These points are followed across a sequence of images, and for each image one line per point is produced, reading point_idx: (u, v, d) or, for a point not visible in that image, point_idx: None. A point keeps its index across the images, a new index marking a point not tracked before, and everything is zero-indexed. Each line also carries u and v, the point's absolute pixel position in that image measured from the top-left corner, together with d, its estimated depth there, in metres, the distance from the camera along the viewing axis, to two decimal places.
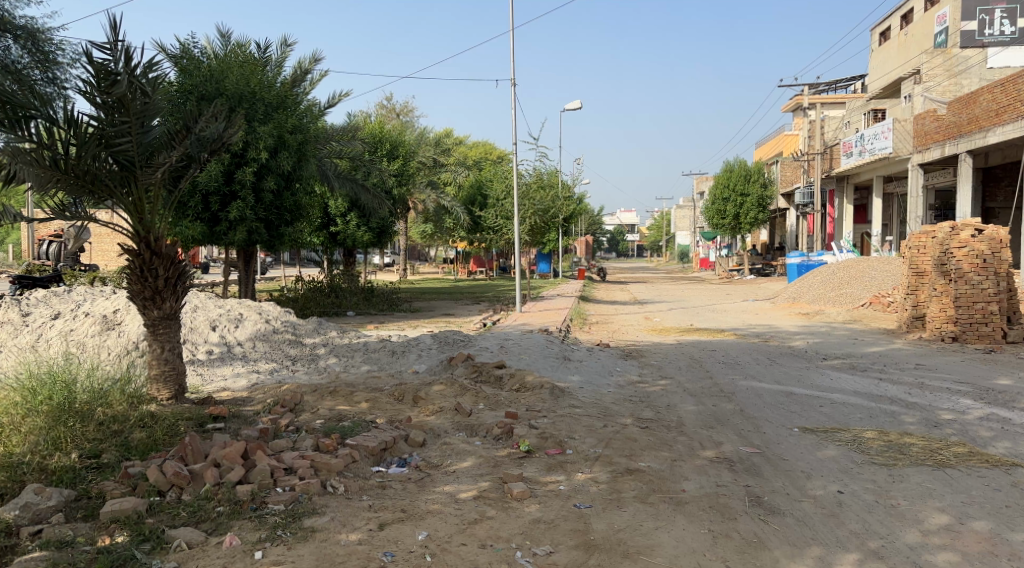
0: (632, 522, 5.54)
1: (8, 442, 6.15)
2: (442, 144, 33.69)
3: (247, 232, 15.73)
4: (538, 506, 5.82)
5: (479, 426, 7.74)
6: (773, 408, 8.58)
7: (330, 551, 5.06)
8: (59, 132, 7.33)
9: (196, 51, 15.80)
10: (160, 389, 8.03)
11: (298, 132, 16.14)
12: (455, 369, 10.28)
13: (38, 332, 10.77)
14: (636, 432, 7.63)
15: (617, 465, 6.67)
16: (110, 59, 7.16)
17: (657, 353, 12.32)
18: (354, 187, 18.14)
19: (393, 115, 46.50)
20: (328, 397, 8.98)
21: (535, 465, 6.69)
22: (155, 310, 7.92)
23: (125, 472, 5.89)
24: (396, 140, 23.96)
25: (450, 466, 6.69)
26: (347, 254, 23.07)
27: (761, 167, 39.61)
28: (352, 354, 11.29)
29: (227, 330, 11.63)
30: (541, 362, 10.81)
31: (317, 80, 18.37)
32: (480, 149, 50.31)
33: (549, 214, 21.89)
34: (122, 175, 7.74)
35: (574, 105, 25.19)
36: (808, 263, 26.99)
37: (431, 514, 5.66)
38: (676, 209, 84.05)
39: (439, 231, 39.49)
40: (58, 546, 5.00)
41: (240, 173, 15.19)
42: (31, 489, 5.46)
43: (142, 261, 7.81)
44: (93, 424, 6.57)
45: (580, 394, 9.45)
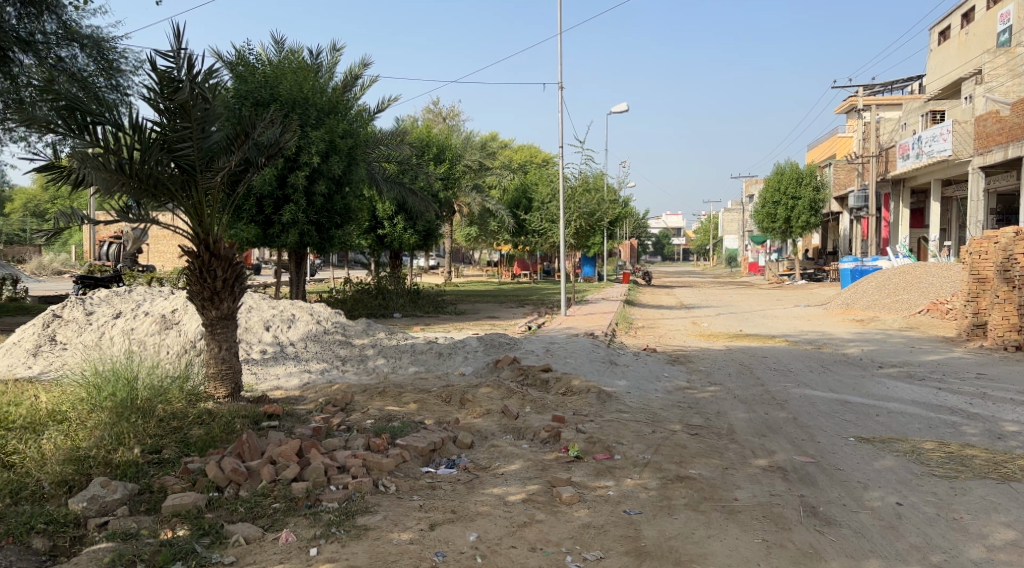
0: (684, 530, 5.50)
1: (74, 436, 6.35)
2: (488, 147, 33.86)
3: (299, 234, 16.02)
4: (588, 511, 5.82)
5: (526, 430, 7.77)
6: (827, 417, 8.43)
7: (383, 550, 5.13)
8: (124, 137, 7.60)
9: (251, 57, 16.17)
10: (217, 387, 8.22)
11: (348, 136, 16.41)
12: (502, 371, 10.35)
13: (101, 331, 11.14)
14: (685, 439, 7.57)
15: (667, 471, 6.63)
16: (174, 67, 7.41)
17: (706, 359, 12.19)
18: (402, 191, 18.35)
19: (439, 119, 46.97)
20: (377, 397, 9.10)
21: (584, 470, 6.68)
22: (213, 310, 8.10)
23: (185, 468, 6.04)
24: (443, 143, 24.19)
25: (499, 468, 6.74)
26: (394, 256, 23.30)
27: (813, 169, 38.92)
28: (399, 355, 11.41)
29: (280, 330, 11.89)
30: (587, 366, 10.78)
31: (367, 85, 18.69)
32: (525, 152, 50.47)
33: (595, 217, 21.85)
34: (183, 179, 7.95)
35: (620, 107, 25.15)
36: (861, 269, 26.42)
37: (481, 516, 5.70)
38: (724, 213, 83.10)
39: (484, 233, 39.72)
40: (124, 538, 5.16)
41: (293, 178, 15.50)
42: (99, 481, 5.62)
43: (201, 262, 8.00)
44: (154, 420, 6.72)
45: (628, 399, 9.40)
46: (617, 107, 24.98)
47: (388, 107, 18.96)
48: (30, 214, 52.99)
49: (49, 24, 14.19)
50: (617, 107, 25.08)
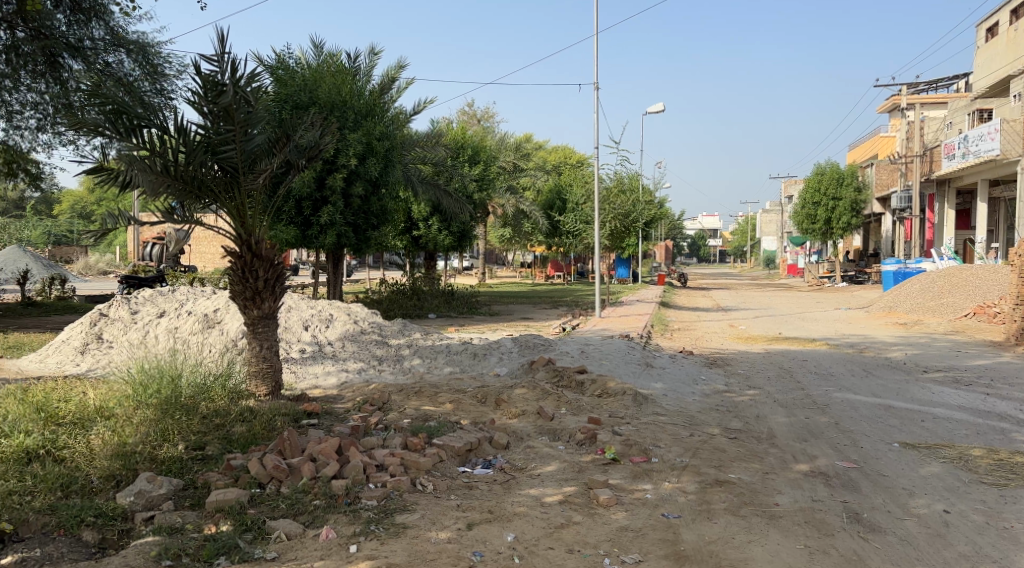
0: (724, 535, 5.45)
1: (122, 431, 6.50)
2: (523, 148, 33.87)
3: (337, 236, 16.19)
4: (626, 514, 5.80)
5: (563, 431, 7.75)
6: (871, 422, 8.28)
7: (422, 548, 5.16)
8: (169, 140, 7.75)
9: (290, 61, 16.40)
10: (258, 385, 8.35)
11: (385, 138, 16.52)
12: (537, 372, 10.34)
13: (146, 329, 11.40)
14: (724, 443, 7.49)
15: (706, 475, 6.57)
16: (218, 70, 7.53)
17: (744, 362, 12.06)
18: (437, 193, 18.45)
19: (475, 121, 47.10)
20: (413, 397, 9.15)
21: (621, 473, 6.65)
22: (255, 310, 8.23)
23: (228, 464, 6.14)
24: (478, 145, 24.25)
25: (535, 469, 6.74)
26: (429, 257, 23.42)
27: (855, 169, 38.27)
28: (435, 355, 11.45)
29: (319, 330, 12.03)
30: (623, 368, 10.72)
31: (403, 88, 18.82)
32: (560, 153, 50.28)
33: (630, 218, 21.73)
34: (226, 181, 8.08)
35: (656, 107, 24.99)
36: (904, 271, 25.90)
37: (518, 517, 5.71)
38: (762, 214, 82.14)
39: (518, 234, 39.72)
40: (169, 532, 5.26)
41: (331, 180, 15.67)
42: (145, 477, 5.74)
43: (244, 262, 8.13)
44: (198, 417, 6.85)
45: (665, 401, 9.34)
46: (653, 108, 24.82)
47: (424, 109, 19.08)
48: (76, 216, 54.20)
49: (97, 30, 14.61)
50: (653, 107, 24.91)
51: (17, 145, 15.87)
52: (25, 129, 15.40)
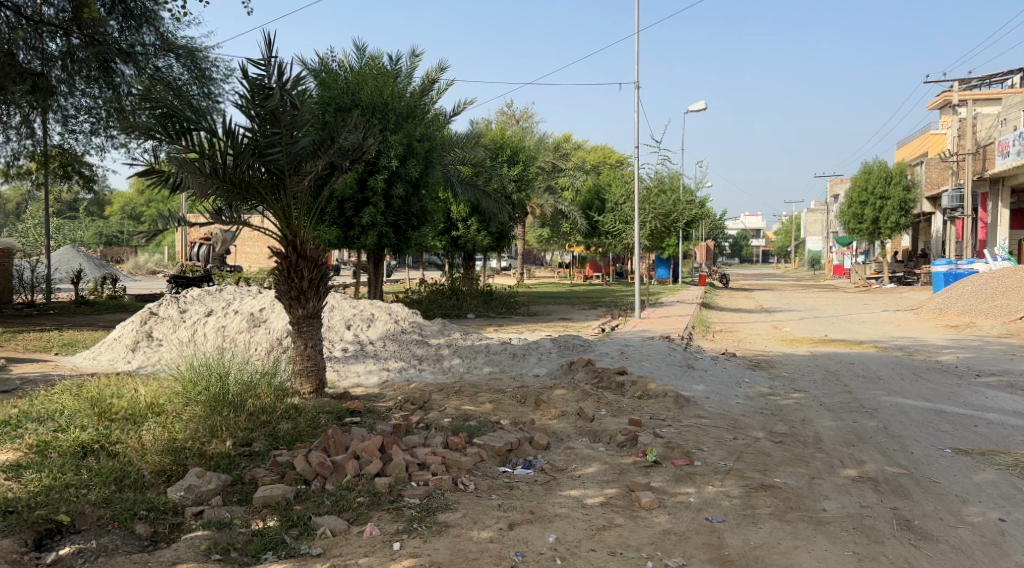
0: (769, 540, 5.38)
1: (172, 429, 6.63)
2: (562, 148, 33.80)
3: (378, 236, 16.36)
4: (669, 518, 5.75)
5: (603, 433, 7.72)
6: (922, 427, 8.10)
7: (464, 547, 5.18)
8: (217, 143, 7.90)
9: (334, 64, 16.64)
10: (303, 383, 8.48)
11: (426, 139, 16.64)
12: (578, 373, 10.30)
13: (195, 328, 11.65)
14: (769, 447, 7.39)
15: (751, 480, 6.49)
16: (265, 74, 7.67)
17: (789, 365, 11.89)
18: (476, 193, 18.52)
19: (513, 121, 47.20)
20: (453, 397, 9.19)
21: (663, 475, 6.60)
22: (300, 309, 8.35)
23: (274, 460, 6.24)
24: (517, 145, 24.31)
25: (576, 470, 6.72)
26: (467, 258, 23.52)
27: (904, 168, 37.43)
28: (474, 354, 11.49)
29: (361, 330, 12.16)
30: (664, 370, 10.64)
31: (444, 89, 18.93)
32: (599, 153, 50.08)
33: (671, 218, 21.56)
34: (273, 183, 8.21)
35: (698, 106, 24.76)
36: (955, 272, 25.26)
37: (559, 518, 5.70)
38: (807, 214, 80.91)
39: (557, 234, 39.66)
40: (218, 527, 5.35)
41: (372, 181, 15.85)
42: (195, 472, 5.84)
43: (289, 262, 8.26)
44: (245, 414, 6.97)
45: (707, 404, 9.25)
46: (695, 106, 24.60)
47: (464, 110, 19.18)
48: (127, 217, 55.55)
49: (148, 36, 14.94)
50: (696, 106, 24.69)
51: (72, 148, 16.35)
52: (79, 132, 15.86)
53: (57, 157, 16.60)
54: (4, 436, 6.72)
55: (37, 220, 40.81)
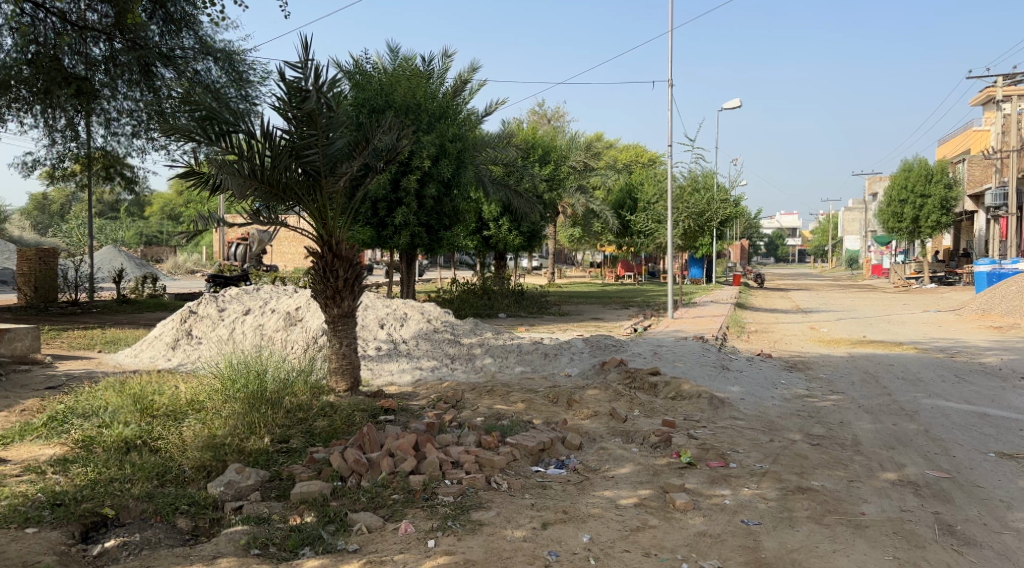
0: (807, 544, 5.32)
1: (212, 425, 6.73)
2: (595, 147, 33.71)
3: (411, 236, 16.47)
4: (704, 519, 5.71)
5: (636, 434, 7.70)
6: (965, 431, 7.94)
7: (498, 546, 5.20)
8: (256, 145, 7.98)
9: (367, 66, 16.79)
10: (338, 381, 8.57)
11: (458, 140, 16.70)
12: (610, 373, 10.26)
13: (233, 327, 11.83)
14: (806, 449, 7.31)
15: (787, 482, 6.43)
16: (302, 77, 7.73)
17: (827, 366, 11.75)
18: (507, 193, 18.55)
19: (545, 120, 47.19)
20: (485, 396, 9.23)
21: (698, 477, 6.56)
22: (336, 308, 8.45)
23: (311, 457, 6.32)
24: (548, 144, 24.30)
25: (609, 471, 6.71)
26: (499, 257, 23.56)
27: (945, 165, 36.67)
28: (506, 354, 11.51)
29: (394, 329, 12.25)
30: (698, 370, 10.58)
31: (476, 89, 18.99)
32: (632, 152, 49.83)
33: (705, 217, 21.37)
34: (309, 183, 8.29)
35: (732, 103, 24.55)
36: (999, 272, 24.69)
37: (593, 518, 5.70)
38: (845, 213, 79.75)
39: (589, 234, 39.53)
40: (257, 522, 5.43)
41: (405, 181, 15.96)
42: (234, 468, 5.95)
43: (325, 262, 8.36)
44: (282, 412, 7.07)
45: (742, 405, 9.17)
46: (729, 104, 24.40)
47: (496, 110, 19.21)
48: (166, 217, 56.58)
49: (187, 40, 15.18)
50: (730, 104, 24.49)
51: (114, 150, 16.70)
52: (121, 135, 16.19)
53: (100, 160, 16.97)
54: (51, 431, 6.90)
55: (80, 220, 41.74)
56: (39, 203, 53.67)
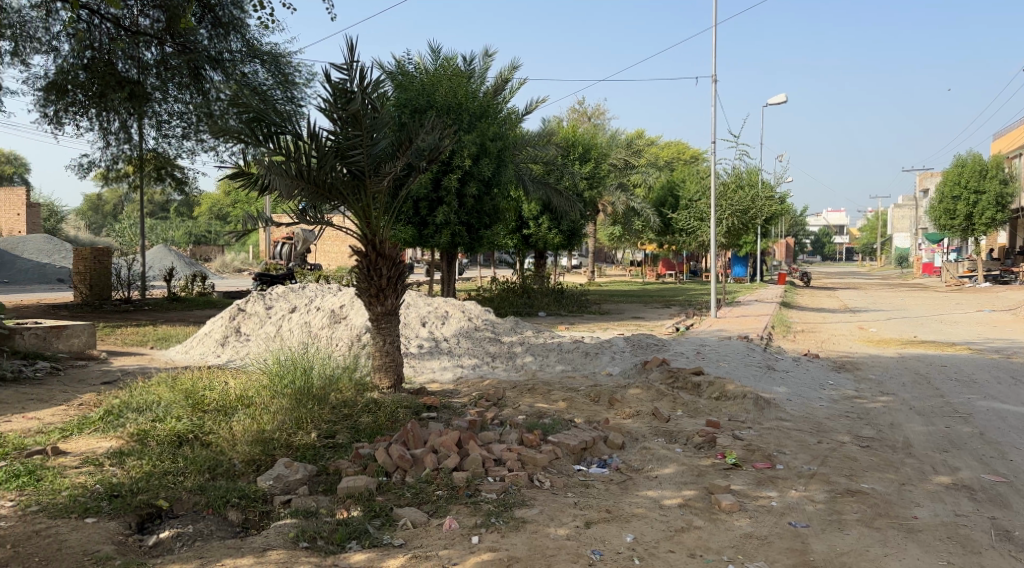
0: (857, 547, 5.23)
1: (261, 419, 6.88)
2: (636, 145, 33.49)
3: (452, 235, 16.56)
4: (750, 521, 5.65)
5: (679, 434, 7.64)
6: (1022, 434, 7.73)
7: (542, 543, 5.20)
8: (302, 145, 8.11)
9: (409, 66, 16.95)
10: (382, 378, 8.65)
11: (499, 139, 16.74)
12: (652, 373, 10.18)
13: (279, 324, 12.04)
14: (855, 452, 7.18)
15: (836, 484, 6.32)
16: (347, 78, 7.84)
17: (876, 367, 11.53)
18: (548, 191, 18.56)
19: (585, 119, 47.04)
20: (527, 394, 9.23)
21: (743, 478, 6.48)
22: (379, 306, 8.55)
23: (357, 452, 6.39)
24: (589, 142, 24.22)
25: (652, 471, 6.67)
26: (538, 256, 23.53)
27: (1001, 161, 35.68)
28: (547, 353, 11.50)
29: (435, 326, 12.33)
30: (742, 370, 10.45)
31: (516, 88, 19.03)
32: (673, 148, 49.38)
33: (748, 215, 21.06)
34: (353, 183, 8.39)
35: (778, 99, 24.20)
36: None
37: (637, 518, 5.67)
38: (894, 210, 78.07)
39: (629, 233, 39.26)
40: (306, 515, 5.51)
41: (445, 181, 16.08)
42: (283, 462, 6.06)
43: (369, 261, 8.47)
44: (328, 407, 7.18)
45: (789, 407, 9.03)
46: (774, 99, 24.06)
47: (536, 109, 19.23)
48: (214, 217, 57.66)
49: (235, 43, 15.41)
50: (775, 99, 24.15)
51: (165, 152, 17.13)
52: (172, 136, 16.57)
53: (152, 161, 17.40)
54: (107, 425, 7.10)
55: (131, 220, 42.79)
56: (93, 204, 55.19)
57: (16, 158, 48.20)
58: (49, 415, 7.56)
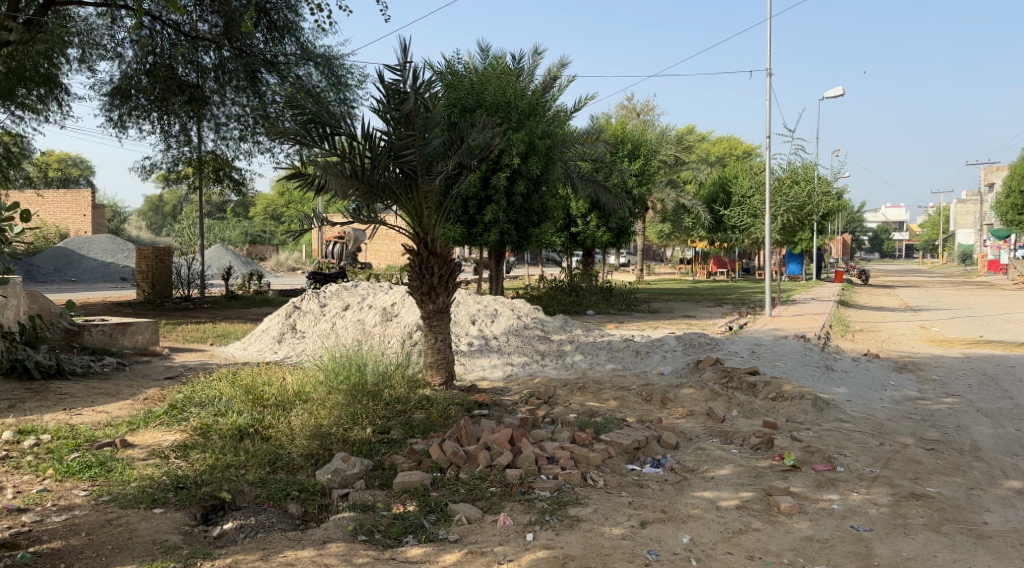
0: (923, 552, 5.08)
1: (318, 415, 7.00)
2: (685, 141, 33.16)
3: (500, 233, 16.60)
4: (810, 524, 5.53)
5: (735, 435, 7.54)
6: None
7: (597, 542, 5.17)
8: (357, 145, 8.21)
9: (459, 66, 17.03)
10: (434, 375, 8.71)
11: (547, 137, 16.73)
12: (704, 372, 10.05)
13: (333, 321, 12.22)
14: (920, 454, 6.98)
15: (900, 487, 6.15)
16: (400, 79, 7.91)
17: (939, 367, 11.19)
18: (596, 189, 18.49)
19: (634, 115, 46.78)
20: (577, 393, 9.20)
21: (803, 480, 6.35)
22: (430, 304, 8.61)
23: (411, 448, 6.45)
24: (638, 139, 24.01)
25: (708, 471, 6.58)
26: (587, 254, 23.43)
27: None
28: (596, 352, 11.44)
29: (485, 324, 12.37)
30: (799, 371, 10.25)
31: (565, 85, 18.98)
32: (726, 144, 48.66)
33: (804, 211, 20.64)
34: (406, 183, 8.44)
35: (835, 92, 23.64)
36: None
37: (693, 519, 5.61)
38: (957, 205, 75.75)
39: (679, 230, 38.87)
40: (363, 509, 5.58)
41: (495, 179, 16.11)
42: (341, 456, 6.14)
43: (420, 260, 8.54)
44: (382, 403, 7.26)
45: (848, 408, 8.81)
46: (830, 93, 23.51)
47: (585, 106, 19.17)
48: (269, 217, 58.81)
49: (289, 46, 15.70)
50: (832, 92, 23.58)
51: (223, 154, 17.53)
52: (230, 139, 16.90)
53: (210, 163, 17.82)
54: (172, 418, 7.30)
55: (190, 220, 43.96)
56: (154, 205, 56.85)
57: (82, 161, 49.94)
58: (117, 409, 7.80)
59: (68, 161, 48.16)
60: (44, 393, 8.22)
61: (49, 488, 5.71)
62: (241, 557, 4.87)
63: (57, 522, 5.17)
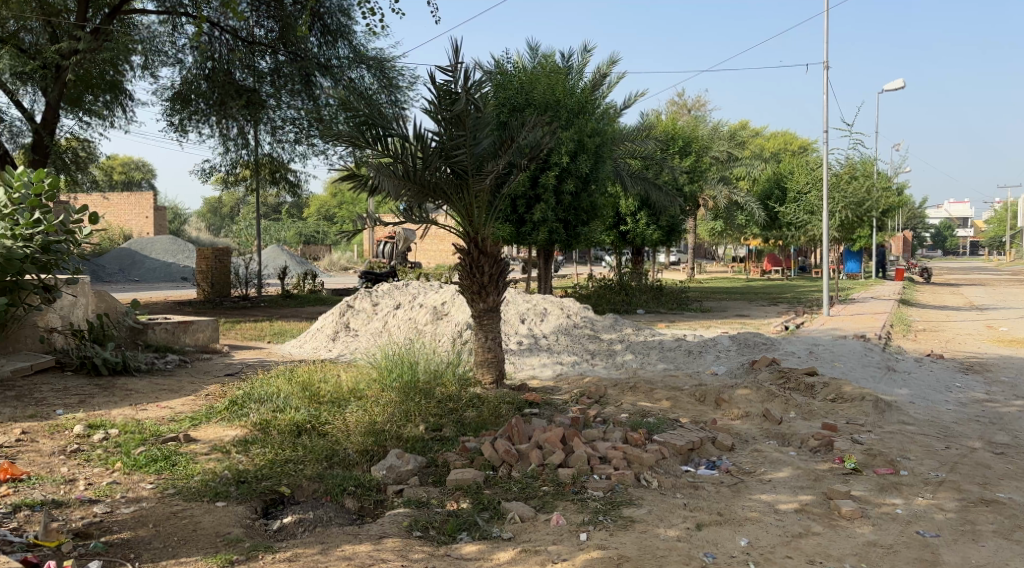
0: (994, 560, 4.91)
1: (372, 412, 7.07)
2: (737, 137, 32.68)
3: (549, 232, 16.56)
4: (873, 528, 5.39)
5: (792, 436, 7.39)
6: None
7: (652, 543, 5.12)
8: (409, 146, 8.29)
9: (508, 65, 17.05)
10: (484, 373, 8.70)
11: (596, 134, 16.68)
12: (760, 373, 9.87)
13: (385, 320, 12.34)
14: (988, 459, 6.75)
15: (968, 493, 5.96)
16: (451, 80, 7.98)
17: (1008, 369, 10.80)
18: (646, 186, 18.34)
19: (685, 111, 46.19)
20: (629, 392, 9.13)
21: (865, 484, 6.19)
22: (481, 303, 8.64)
23: (463, 447, 6.49)
24: (690, 135, 23.71)
25: (765, 474, 6.46)
26: (637, 253, 23.21)
27: None
28: (648, 351, 11.34)
29: (534, 324, 12.36)
30: (858, 371, 10.01)
31: (615, 82, 18.87)
32: (779, 139, 47.79)
33: (863, 207, 20.11)
34: (457, 182, 8.47)
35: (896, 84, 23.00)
36: None
37: (751, 522, 5.51)
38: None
39: (732, 227, 38.25)
40: (418, 505, 5.63)
41: (544, 178, 16.10)
42: (395, 454, 6.21)
43: (471, 259, 8.59)
44: (435, 401, 7.29)
45: (911, 410, 8.57)
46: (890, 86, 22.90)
47: (635, 104, 19.00)
48: (322, 217, 59.74)
49: (342, 49, 15.96)
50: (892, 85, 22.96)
51: (279, 157, 17.86)
52: (285, 142, 17.20)
53: (267, 165, 18.18)
54: (232, 414, 7.46)
55: (246, 221, 44.92)
56: (212, 207, 58.25)
57: (144, 164, 51.42)
58: (179, 404, 8.00)
59: (131, 165, 49.66)
60: (111, 389, 8.48)
61: (118, 481, 5.89)
62: (300, 551, 4.94)
63: (126, 513, 5.33)
